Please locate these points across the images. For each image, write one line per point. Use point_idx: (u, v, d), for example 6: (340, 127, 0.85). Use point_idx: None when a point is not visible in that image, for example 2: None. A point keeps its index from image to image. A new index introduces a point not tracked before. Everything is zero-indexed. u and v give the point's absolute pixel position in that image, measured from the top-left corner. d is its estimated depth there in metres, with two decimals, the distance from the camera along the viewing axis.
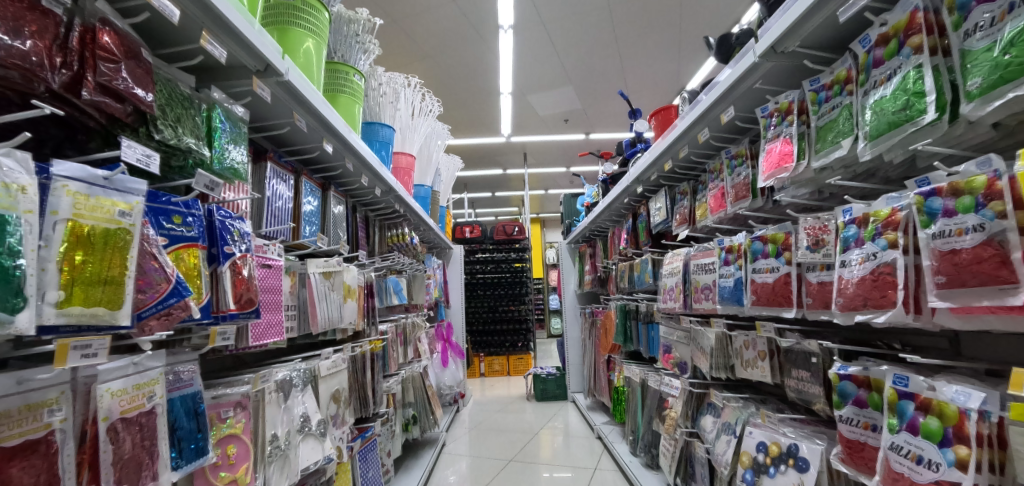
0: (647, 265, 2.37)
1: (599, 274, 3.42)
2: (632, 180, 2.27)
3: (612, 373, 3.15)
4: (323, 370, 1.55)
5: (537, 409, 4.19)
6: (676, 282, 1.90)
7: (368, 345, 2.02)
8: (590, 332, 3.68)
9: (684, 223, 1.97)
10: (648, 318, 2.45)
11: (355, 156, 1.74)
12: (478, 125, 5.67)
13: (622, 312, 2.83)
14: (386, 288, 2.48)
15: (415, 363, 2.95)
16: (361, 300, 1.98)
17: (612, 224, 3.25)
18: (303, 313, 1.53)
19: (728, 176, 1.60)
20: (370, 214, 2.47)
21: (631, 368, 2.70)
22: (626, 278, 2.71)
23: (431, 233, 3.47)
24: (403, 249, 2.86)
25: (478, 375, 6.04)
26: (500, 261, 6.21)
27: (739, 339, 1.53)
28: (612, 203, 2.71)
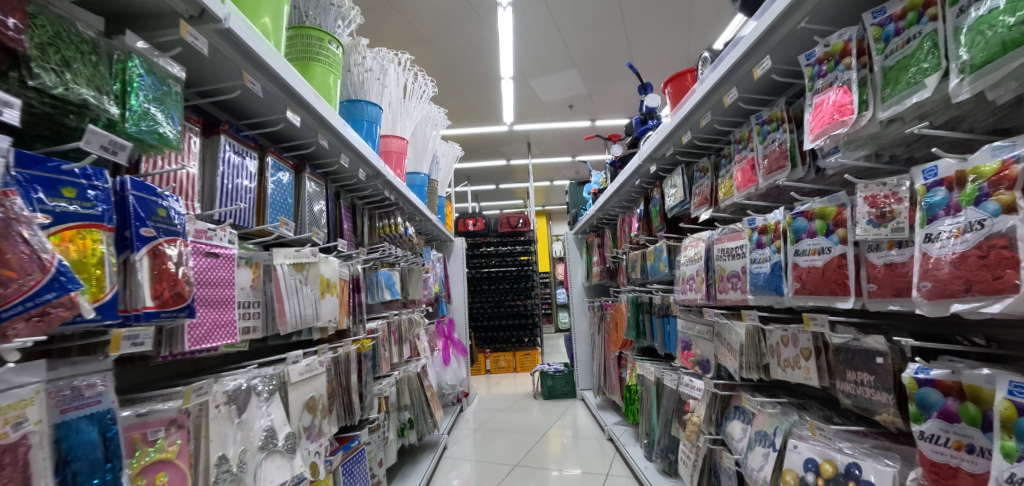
0: (662, 254, 2.14)
1: (609, 265, 3.19)
2: (645, 158, 2.04)
3: (623, 370, 2.93)
4: (294, 376, 1.35)
5: (545, 408, 3.98)
6: (696, 270, 1.68)
7: (354, 346, 1.82)
8: (600, 327, 3.47)
9: (705, 203, 1.74)
10: (663, 312, 2.23)
11: (329, 131, 1.52)
12: (479, 113, 5.45)
13: (634, 305, 2.61)
14: (376, 283, 2.28)
15: (413, 363, 2.76)
16: (344, 295, 1.78)
17: (622, 211, 3.02)
18: (270, 310, 1.33)
19: (759, 145, 1.38)
20: (358, 201, 2.25)
21: (644, 366, 2.48)
22: (639, 268, 2.48)
23: (428, 225, 3.27)
24: (396, 241, 2.65)
25: (484, 372, 5.82)
26: (505, 255, 6.00)
27: (774, 335, 1.31)
28: (623, 186, 2.48)
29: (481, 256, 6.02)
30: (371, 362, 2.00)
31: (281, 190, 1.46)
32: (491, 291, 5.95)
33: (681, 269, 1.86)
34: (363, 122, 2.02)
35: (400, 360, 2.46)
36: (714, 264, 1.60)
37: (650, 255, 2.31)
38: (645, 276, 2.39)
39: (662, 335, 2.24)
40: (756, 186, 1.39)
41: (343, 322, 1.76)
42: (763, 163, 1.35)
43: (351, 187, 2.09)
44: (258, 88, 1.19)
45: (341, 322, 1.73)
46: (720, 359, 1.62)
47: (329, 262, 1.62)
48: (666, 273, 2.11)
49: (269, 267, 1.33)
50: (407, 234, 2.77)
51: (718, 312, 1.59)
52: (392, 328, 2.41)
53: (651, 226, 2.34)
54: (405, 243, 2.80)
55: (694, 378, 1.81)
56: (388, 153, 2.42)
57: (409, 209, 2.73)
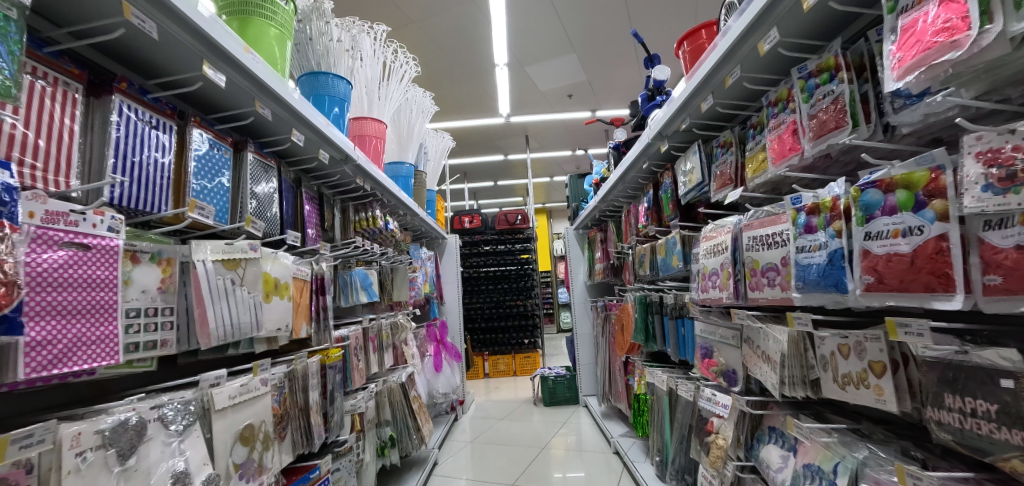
0: (675, 247, 1.86)
1: (613, 262, 2.92)
2: (655, 135, 1.75)
3: (631, 377, 2.64)
4: (222, 401, 1.04)
5: (545, 415, 3.69)
6: (720, 264, 1.40)
7: (316, 358, 1.54)
8: (603, 328, 3.18)
9: (729, 184, 1.46)
10: (676, 313, 1.95)
11: (270, 97, 1.22)
12: (474, 104, 5.17)
13: (643, 306, 2.32)
14: (349, 284, 2.00)
15: (398, 371, 2.48)
16: (302, 299, 1.50)
17: (626, 202, 2.74)
18: (189, 319, 1.04)
19: (803, 104, 1.12)
20: (326, 191, 1.97)
21: (655, 374, 2.20)
22: (646, 263, 2.20)
23: (415, 221, 2.98)
24: (375, 237, 2.36)
25: (482, 376, 5.53)
26: (503, 253, 5.72)
27: (831, 343, 1.04)
28: (629, 171, 2.19)
29: (478, 255, 5.74)
30: (341, 375, 1.72)
31: (222, 172, 1.20)
32: (490, 292, 5.66)
33: (699, 263, 1.59)
34: (327, 98, 1.75)
35: (381, 370, 2.18)
36: (743, 256, 1.32)
37: (660, 249, 2.02)
38: (654, 273, 2.11)
39: (677, 340, 1.96)
40: (801, 155, 1.12)
41: (302, 333, 1.49)
42: (808, 128, 1.09)
43: (314, 173, 1.81)
44: (150, 28, 0.90)
45: (297, 332, 1.45)
46: (752, 371, 1.33)
47: (282, 261, 1.35)
48: (681, 269, 1.83)
49: (185, 263, 1.04)
50: (391, 230, 2.49)
51: (748, 314, 1.31)
52: (372, 334, 2.13)
53: (661, 216, 2.07)
54: (387, 241, 2.52)
55: (716, 390, 1.53)
56: (363, 137, 2.15)
57: (389, 201, 2.43)
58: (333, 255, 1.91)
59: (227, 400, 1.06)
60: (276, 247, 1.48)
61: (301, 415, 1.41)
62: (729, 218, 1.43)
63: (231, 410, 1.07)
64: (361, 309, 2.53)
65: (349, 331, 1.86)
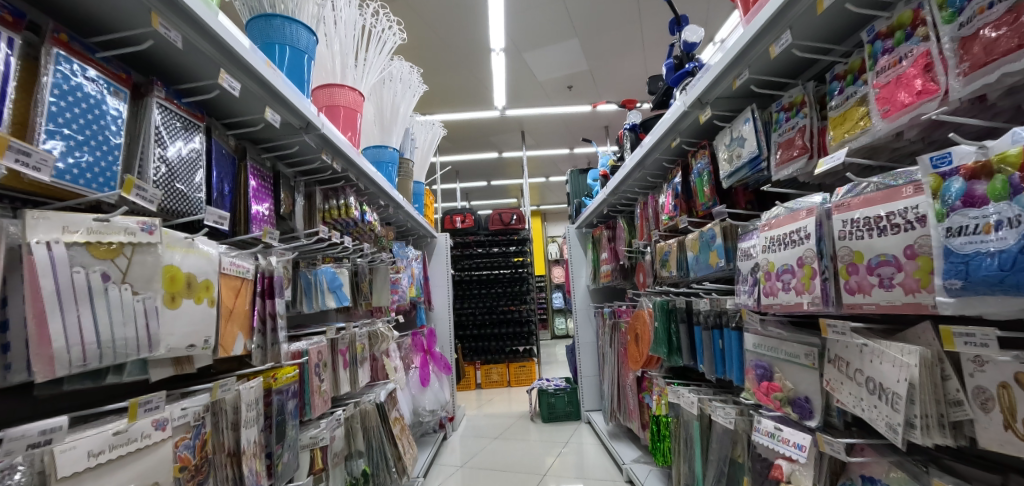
0: (714, 241, 1.51)
1: (625, 263, 2.56)
2: (694, 101, 1.40)
3: (646, 395, 2.27)
4: (69, 466, 0.68)
5: (544, 433, 3.31)
6: (793, 259, 1.04)
7: (258, 379, 1.17)
8: (610, 338, 2.80)
9: (801, 154, 1.11)
10: (712, 323, 1.59)
11: (172, 8, 0.85)
12: (467, 95, 4.80)
13: (665, 313, 1.96)
14: (312, 284, 1.62)
15: (376, 390, 2.10)
16: (235, 303, 1.12)
17: (642, 194, 2.38)
18: (21, 335, 0.67)
19: (944, 27, 0.78)
20: (284, 169, 1.59)
21: (682, 394, 1.84)
22: (671, 262, 1.83)
23: (401, 215, 2.59)
24: (349, 231, 1.97)
25: (473, 387, 5.12)
26: (497, 255, 5.36)
27: (1004, 371, 0.70)
28: (651, 153, 1.83)
29: (471, 257, 5.36)
30: (296, 401, 1.35)
31: (103, 121, 0.85)
32: (482, 296, 5.28)
33: (756, 259, 1.23)
34: (282, 47, 1.39)
35: (353, 389, 1.80)
36: (834, 248, 0.97)
37: (691, 245, 1.67)
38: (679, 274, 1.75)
39: (713, 355, 1.59)
40: (940, 98, 0.79)
41: (238, 350, 1.12)
42: (965, 56, 0.75)
43: (264, 145, 1.42)
44: None
45: (228, 349, 1.07)
46: (845, 404, 0.98)
47: (202, 251, 0.99)
48: (721, 269, 1.48)
49: (19, 248, 0.68)
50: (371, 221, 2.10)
51: (844, 326, 0.95)
52: (344, 347, 1.75)
53: (693, 206, 1.71)
54: (365, 236, 2.13)
55: (780, 423, 1.18)
56: (333, 108, 1.78)
57: (367, 188, 2.04)
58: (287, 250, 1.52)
59: (82, 460, 0.70)
60: (194, 233, 1.11)
61: (229, 462, 1.04)
62: (810, 197, 1.06)
63: (92, 476, 0.71)
64: (333, 315, 2.15)
65: (310, 342, 1.48)
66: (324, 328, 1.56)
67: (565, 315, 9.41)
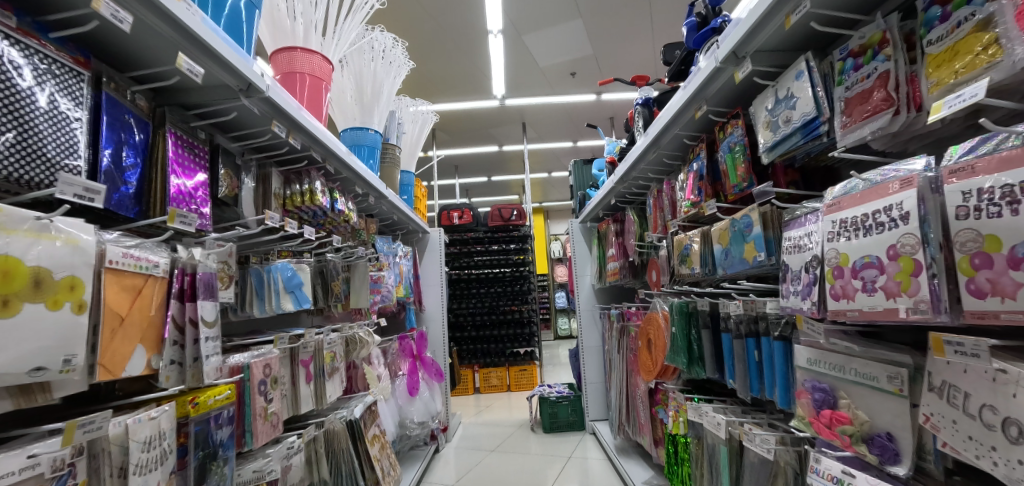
0: (750, 231, 1.23)
1: (635, 260, 2.27)
2: (729, 53, 1.11)
3: (660, 409, 1.98)
4: None
5: (545, 445, 3.03)
6: (879, 249, 0.76)
7: (167, 406, 0.90)
8: (618, 344, 2.52)
9: (884, 107, 0.83)
10: (746, 330, 1.31)
11: None
12: (465, 82, 4.52)
13: (685, 316, 1.67)
14: (264, 283, 1.35)
15: (352, 404, 1.83)
16: (130, 307, 0.85)
17: (656, 181, 2.09)
18: None
19: None
20: (227, 143, 1.31)
21: (705, 412, 1.55)
22: (692, 257, 1.55)
23: (384, 207, 2.30)
24: (317, 222, 1.69)
25: (471, 392, 4.84)
26: (496, 253, 5.08)
27: None
28: (669, 129, 1.55)
29: (469, 255, 5.08)
30: (231, 429, 1.07)
31: None
32: (481, 296, 5.00)
33: (814, 251, 0.96)
34: None
35: (319, 406, 1.52)
36: (944, 232, 0.69)
37: (718, 235, 1.39)
38: (703, 271, 1.46)
39: (747, 369, 1.31)
40: None
41: (133, 369, 0.85)
42: None
43: (193, 110, 1.14)
44: None
45: (113, 369, 0.81)
46: (959, 452, 0.70)
47: (64, 237, 0.72)
48: (759, 264, 1.20)
49: None
50: (347, 210, 1.81)
51: (973, 343, 0.67)
52: (307, 357, 1.47)
53: (722, 190, 1.43)
54: (340, 228, 1.85)
55: (850, 466, 0.89)
56: (294, 75, 1.50)
57: (339, 173, 1.76)
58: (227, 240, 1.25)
59: None
60: (53, 211, 0.84)
61: None
62: (907, 162, 0.77)
63: None
64: (302, 319, 1.88)
65: (256, 353, 1.21)
66: (274, 335, 1.28)
67: (569, 315, 9.14)
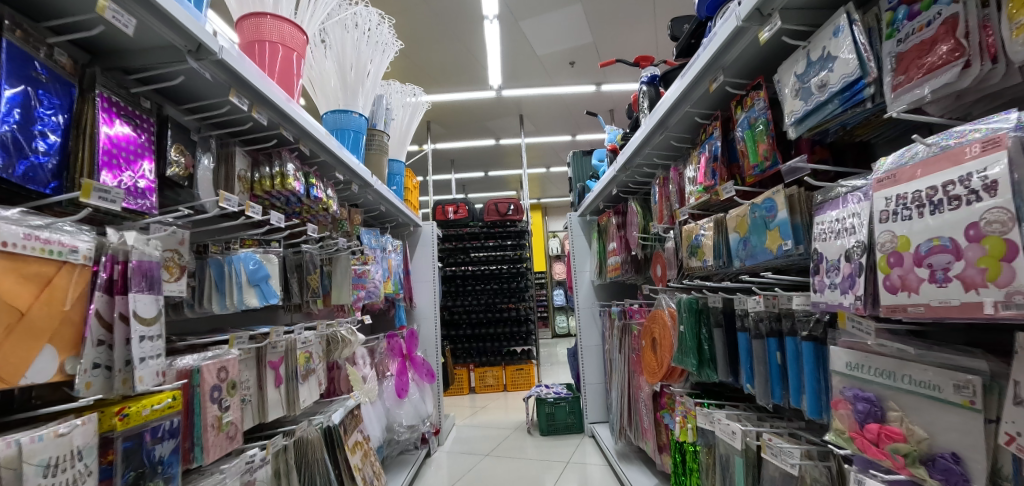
0: (774, 216, 1.09)
1: (638, 254, 2.12)
2: (754, 10, 0.96)
3: (665, 414, 1.83)
4: None
5: (542, 448, 2.89)
6: (954, 231, 0.62)
7: (83, 420, 0.74)
8: (619, 343, 2.37)
9: (955, 59, 0.70)
10: (767, 329, 1.17)
11: None
12: (460, 72, 4.35)
13: (695, 313, 1.52)
14: (224, 275, 1.19)
15: (331, 409, 1.67)
16: (32, 300, 0.69)
17: (662, 168, 1.93)
18: None
19: None
20: (175, 112, 1.15)
21: (717, 419, 1.40)
22: (702, 249, 1.39)
23: (370, 197, 2.15)
24: (291, 210, 1.53)
25: (466, 392, 4.68)
26: (493, 249, 4.93)
27: None
28: (679, 108, 1.40)
29: (464, 251, 4.94)
30: (176, 442, 0.91)
31: None
32: (477, 293, 4.85)
33: (860, 237, 0.82)
34: None
35: (290, 412, 1.37)
36: None
37: (734, 223, 1.24)
38: (716, 264, 1.32)
39: (767, 373, 1.17)
40: None
41: (37, 376, 0.70)
42: None
43: (134, 74, 0.99)
44: None
45: (7, 376, 0.65)
46: None
47: None
48: (783, 255, 1.05)
49: None
50: (327, 198, 1.66)
51: None
52: (276, 358, 1.32)
53: (739, 173, 1.28)
54: (319, 218, 1.69)
55: None
56: (262, 45, 1.35)
57: (315, 156, 1.60)
58: (174, 226, 1.09)
59: None
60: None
61: None
62: (988, 122, 0.64)
63: None
64: (278, 316, 1.73)
65: (211, 354, 1.06)
66: (229, 334, 1.12)
67: (567, 313, 8.99)
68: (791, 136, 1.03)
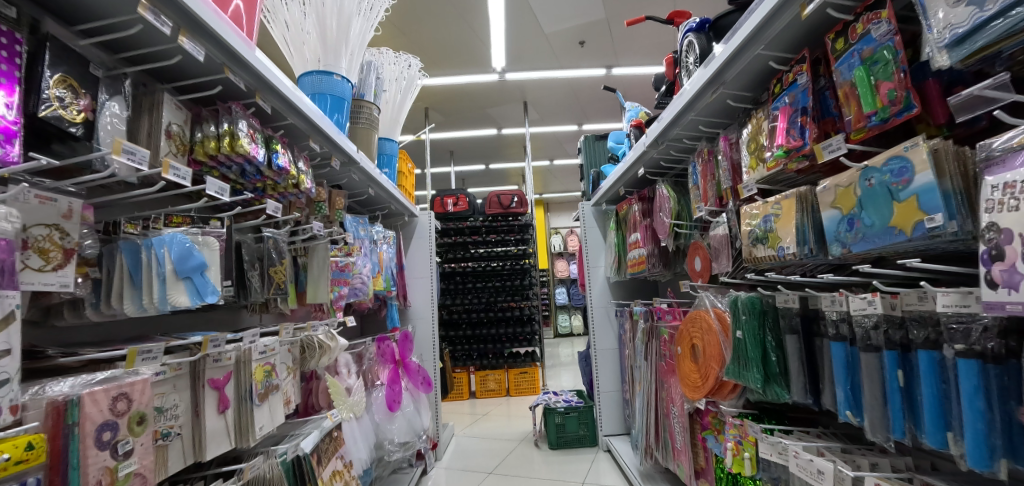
0: (906, 182, 0.77)
1: (671, 244, 1.80)
2: None
3: (708, 436, 1.50)
4: None
5: (552, 463, 2.57)
6: None
7: None
8: (642, 348, 2.04)
9: None
10: (881, 339, 0.86)
11: None
12: (460, 53, 4.03)
13: (756, 315, 1.18)
14: (142, 264, 0.88)
15: (302, 432, 1.35)
16: None
17: (701, 142, 1.61)
18: None
19: None
20: (71, 35, 0.85)
21: (790, 451, 1.08)
22: (771, 234, 1.07)
23: (355, 178, 1.82)
24: (250, 184, 1.21)
25: (466, 396, 4.35)
26: (495, 244, 4.60)
27: None
28: (747, 52, 1.07)
29: (464, 247, 4.61)
30: None
31: None
32: (479, 292, 4.53)
33: None
34: None
35: (240, 444, 1.05)
36: None
37: (832, 195, 0.91)
38: (798, 251, 0.99)
39: (880, 398, 0.86)
40: None
41: None
42: None
43: None
44: None
45: None
46: None
47: None
48: (924, 236, 0.74)
49: None
50: (298, 172, 1.34)
51: None
52: (220, 375, 1.01)
53: (834, 130, 0.96)
54: (290, 197, 1.38)
55: None
56: None
57: (279, 117, 1.27)
58: (31, 185, 0.75)
59: None
60: None
61: None
62: None
63: None
64: (241, 317, 1.41)
65: (104, 376, 0.74)
66: (132, 346, 0.77)
67: (569, 312, 8.67)
68: (935, 64, 0.74)
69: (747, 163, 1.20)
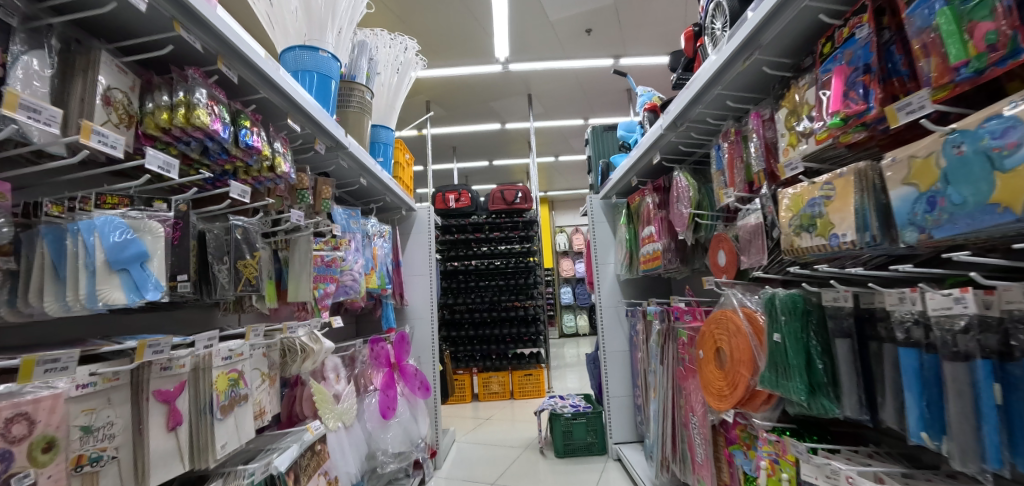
0: (1014, 147, 0.61)
1: (690, 238, 1.64)
2: None
3: (736, 452, 1.33)
4: None
5: (558, 473, 2.41)
6: None
7: None
8: (657, 351, 1.88)
9: None
10: (971, 346, 0.70)
11: None
12: (462, 43, 3.87)
13: (796, 316, 1.02)
14: (66, 252, 0.72)
15: (279, 446, 1.20)
16: None
17: (726, 122, 1.44)
18: None
19: None
20: None
21: (842, 475, 0.92)
22: (820, 220, 0.91)
23: (344, 166, 1.66)
24: (216, 165, 1.06)
25: (469, 399, 4.20)
26: (498, 241, 4.44)
27: None
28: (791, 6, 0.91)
29: (467, 244, 4.46)
30: None
31: None
32: (482, 291, 4.37)
33: None
34: None
35: (195, 467, 0.90)
36: None
37: (904, 170, 0.75)
38: (857, 240, 0.83)
39: (970, 418, 0.69)
40: None
41: None
42: None
43: None
44: None
45: None
46: None
47: None
48: None
49: None
50: (274, 154, 1.19)
51: None
52: (170, 385, 0.86)
53: (901, 92, 0.80)
54: (267, 182, 1.23)
55: None
56: None
57: (251, 89, 1.12)
58: None
59: None
60: None
61: None
62: None
63: None
64: (214, 316, 1.27)
65: None
66: (27, 357, 0.61)
67: (574, 312, 8.51)
68: None
69: (786, 141, 1.03)
